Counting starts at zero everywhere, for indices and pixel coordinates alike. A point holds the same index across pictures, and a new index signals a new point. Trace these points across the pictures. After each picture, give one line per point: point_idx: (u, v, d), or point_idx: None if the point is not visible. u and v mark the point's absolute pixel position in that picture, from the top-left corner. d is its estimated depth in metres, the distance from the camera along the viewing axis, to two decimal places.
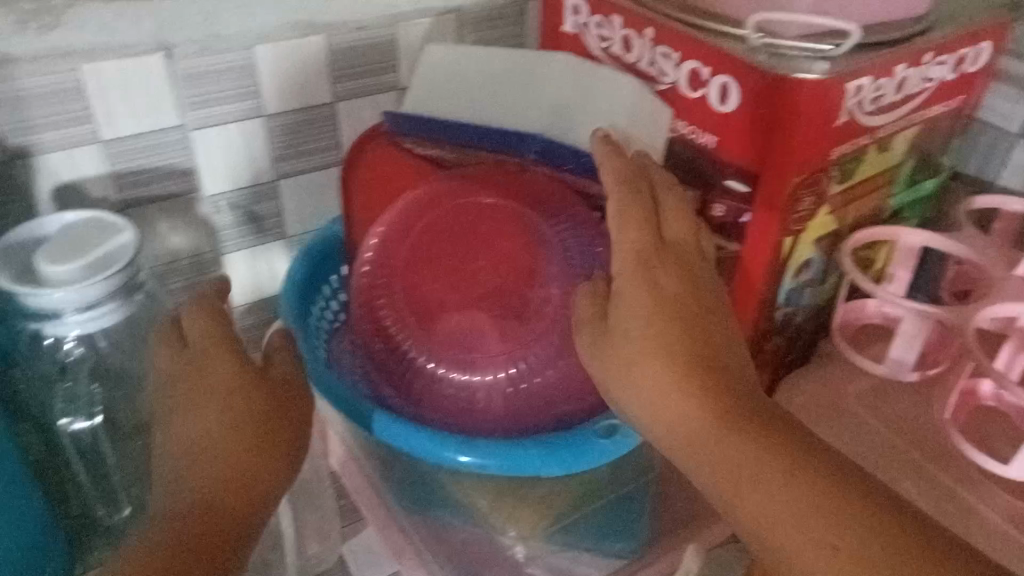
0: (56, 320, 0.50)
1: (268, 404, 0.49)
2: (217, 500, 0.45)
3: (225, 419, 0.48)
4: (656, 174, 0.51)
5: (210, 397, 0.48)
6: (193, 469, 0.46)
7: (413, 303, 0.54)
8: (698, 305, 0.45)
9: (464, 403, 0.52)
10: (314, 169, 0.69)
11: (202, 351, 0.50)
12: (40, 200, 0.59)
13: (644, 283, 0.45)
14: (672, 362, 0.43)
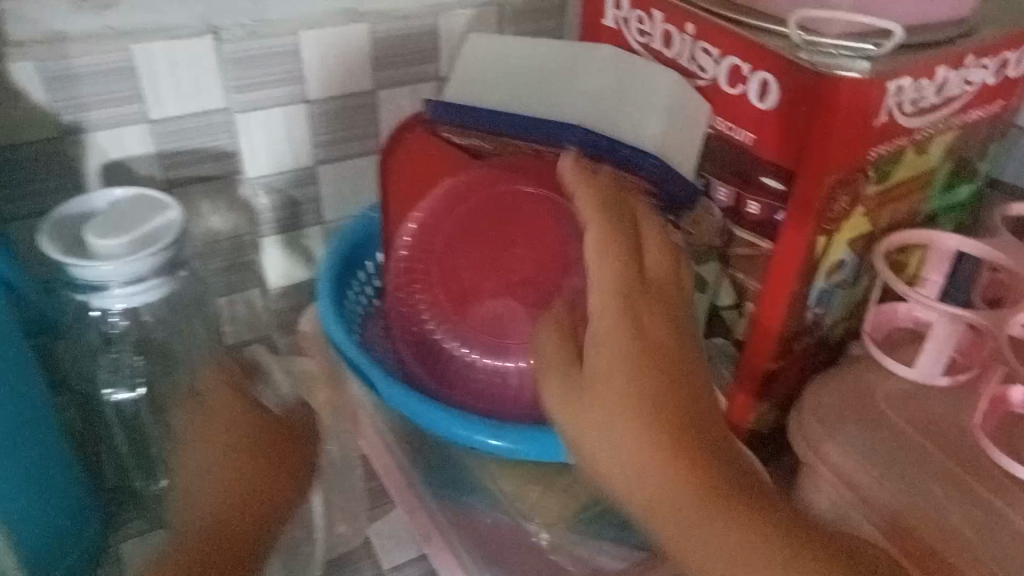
0: (101, 293, 0.52)
1: (261, 453, 0.55)
2: (231, 520, 0.52)
3: (234, 457, 0.54)
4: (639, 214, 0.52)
5: (221, 439, 0.55)
6: (208, 498, 0.53)
7: (449, 289, 0.55)
8: (674, 363, 0.45)
9: (496, 390, 0.53)
10: (353, 156, 0.69)
11: (214, 403, 0.57)
12: (89, 177, 0.60)
13: (626, 341, 0.44)
14: (652, 429, 0.42)
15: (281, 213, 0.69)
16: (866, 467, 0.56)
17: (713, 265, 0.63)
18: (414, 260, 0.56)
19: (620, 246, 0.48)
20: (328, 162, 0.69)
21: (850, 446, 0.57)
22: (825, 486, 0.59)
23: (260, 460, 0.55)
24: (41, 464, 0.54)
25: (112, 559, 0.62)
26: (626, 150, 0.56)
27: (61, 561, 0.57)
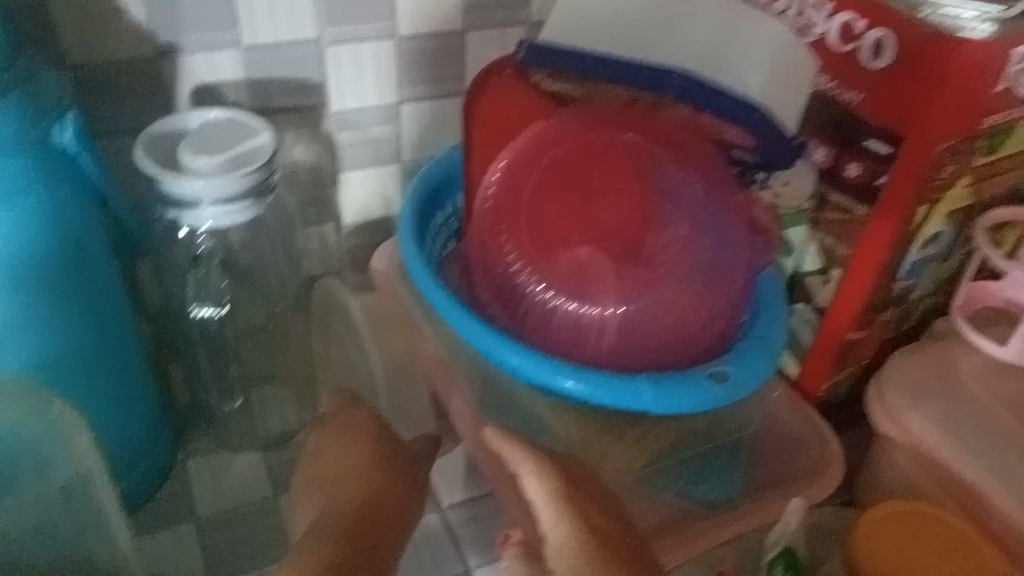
0: (193, 210, 0.53)
1: (394, 468, 0.53)
2: (367, 505, 0.49)
3: (352, 470, 0.51)
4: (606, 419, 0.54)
5: (336, 474, 0.52)
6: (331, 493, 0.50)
7: (536, 230, 0.53)
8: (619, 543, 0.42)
9: (577, 337, 0.52)
10: (438, 97, 0.68)
11: (328, 436, 0.54)
12: (180, 98, 0.60)
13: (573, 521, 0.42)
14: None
15: (363, 150, 0.68)
16: (946, 439, 0.55)
17: (801, 228, 0.62)
18: (500, 203, 0.54)
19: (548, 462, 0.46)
20: (413, 102, 0.67)
21: (932, 417, 0.56)
22: (899, 458, 0.58)
23: (380, 480, 0.51)
24: (127, 373, 0.55)
25: (185, 474, 0.64)
26: (727, 99, 0.55)
27: (137, 467, 0.59)
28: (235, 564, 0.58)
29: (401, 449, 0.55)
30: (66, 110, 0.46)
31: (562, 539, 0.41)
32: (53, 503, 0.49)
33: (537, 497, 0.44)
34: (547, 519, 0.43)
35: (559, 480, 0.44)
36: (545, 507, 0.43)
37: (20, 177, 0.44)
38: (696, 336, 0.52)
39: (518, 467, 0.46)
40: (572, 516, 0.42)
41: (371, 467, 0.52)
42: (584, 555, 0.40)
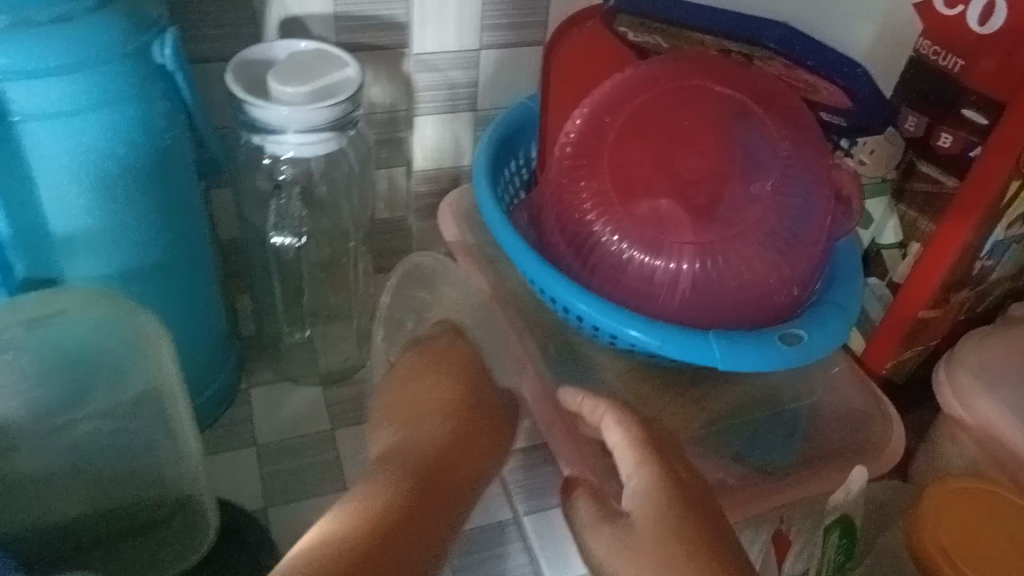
0: (276, 136, 0.53)
1: (479, 416, 0.49)
2: (444, 446, 0.45)
3: (438, 409, 0.48)
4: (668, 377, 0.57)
5: (420, 410, 0.48)
6: (412, 428, 0.47)
7: (617, 178, 0.53)
8: (689, 492, 0.41)
9: (649, 289, 0.52)
10: (519, 44, 0.68)
11: (419, 367, 0.51)
12: (268, 28, 0.60)
13: (650, 467, 0.42)
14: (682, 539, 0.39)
15: (439, 94, 0.68)
16: (1018, 424, 0.53)
17: (883, 199, 0.60)
18: (579, 149, 0.54)
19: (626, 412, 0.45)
20: (493, 48, 0.67)
21: (1006, 400, 0.54)
22: (964, 440, 0.57)
23: (464, 423, 0.48)
24: (188, 292, 0.55)
25: (246, 401, 0.65)
26: (827, 53, 0.59)
27: (202, 388, 0.60)
28: (292, 490, 0.59)
29: (490, 398, 0.51)
30: (165, 28, 0.46)
31: (642, 485, 0.41)
32: (122, 411, 0.50)
33: (620, 447, 0.44)
34: (628, 468, 0.43)
35: (642, 430, 0.44)
36: (627, 455, 0.43)
37: (114, 90, 0.44)
38: (767, 297, 0.51)
39: (602, 418, 0.46)
40: (653, 466, 0.42)
41: (451, 411, 0.48)
42: (664, 501, 0.40)
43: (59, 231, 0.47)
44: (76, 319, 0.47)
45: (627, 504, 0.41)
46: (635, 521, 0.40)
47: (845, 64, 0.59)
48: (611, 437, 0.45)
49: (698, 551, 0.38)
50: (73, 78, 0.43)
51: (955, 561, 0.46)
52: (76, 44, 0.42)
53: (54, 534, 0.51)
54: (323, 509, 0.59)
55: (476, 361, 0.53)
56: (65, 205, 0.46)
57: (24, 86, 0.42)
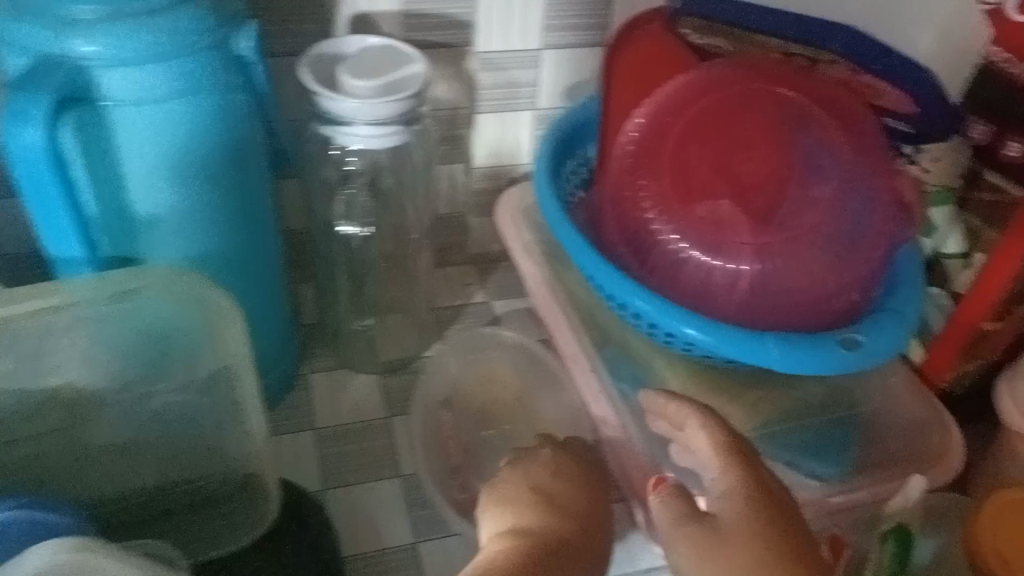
0: (345, 127, 0.55)
1: (590, 525, 0.48)
2: (552, 543, 0.45)
3: (554, 505, 0.48)
4: (722, 381, 0.56)
5: (537, 495, 0.48)
6: (525, 516, 0.47)
7: (678, 177, 0.53)
8: (776, 504, 0.41)
9: (707, 288, 0.52)
10: (581, 45, 0.69)
11: (546, 457, 0.52)
12: (338, 25, 0.62)
13: (736, 472, 0.42)
14: (767, 541, 0.39)
15: (501, 94, 0.69)
16: None
17: (947, 208, 0.59)
18: (642, 149, 0.55)
19: (717, 419, 0.45)
20: (554, 49, 0.68)
21: None
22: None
23: (578, 532, 0.47)
24: (258, 275, 0.57)
25: (303, 386, 0.67)
26: (893, 57, 0.58)
27: (266, 372, 0.63)
28: (349, 474, 0.62)
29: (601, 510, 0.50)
30: (246, 20, 0.48)
31: (728, 487, 0.42)
32: (196, 387, 0.52)
33: (705, 453, 0.44)
34: (713, 474, 0.43)
35: (727, 434, 0.44)
36: (711, 459, 0.44)
37: (198, 80, 0.46)
38: (826, 303, 0.51)
39: (687, 422, 0.46)
40: (736, 470, 0.42)
41: (567, 512, 0.48)
42: (749, 503, 0.41)
43: (143, 213, 0.49)
44: (162, 296, 0.49)
45: (712, 507, 0.42)
46: (718, 518, 0.41)
47: (914, 70, 0.57)
48: (696, 440, 0.45)
49: (768, 548, 0.39)
50: (159, 67, 0.45)
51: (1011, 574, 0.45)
52: (165, 33, 0.44)
53: (130, 499, 0.53)
54: (380, 492, 0.61)
55: (596, 467, 0.54)
56: (148, 189, 0.48)
57: (115, 73, 0.44)
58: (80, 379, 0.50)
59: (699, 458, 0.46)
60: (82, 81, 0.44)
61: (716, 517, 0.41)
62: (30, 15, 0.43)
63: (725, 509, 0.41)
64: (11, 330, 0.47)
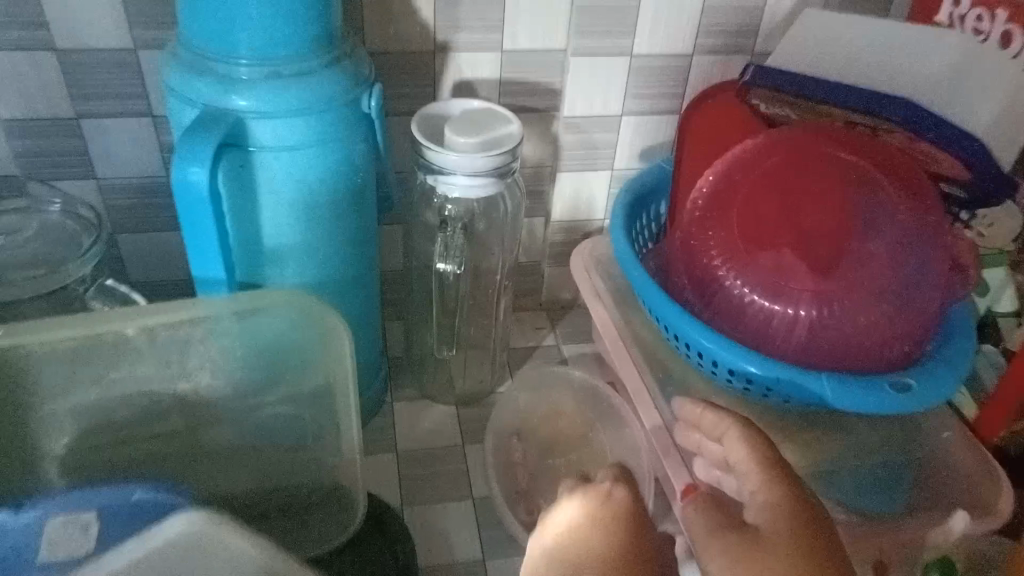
0: (444, 177, 0.62)
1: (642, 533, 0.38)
2: None
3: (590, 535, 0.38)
4: (777, 422, 0.61)
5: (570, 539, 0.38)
6: None
7: (744, 229, 0.58)
8: (811, 516, 0.41)
9: (766, 330, 0.57)
10: (658, 113, 0.76)
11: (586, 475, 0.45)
12: (444, 89, 0.70)
13: (774, 486, 0.43)
14: (804, 553, 0.39)
15: (580, 154, 0.76)
16: None
17: (1000, 269, 0.63)
18: (710, 202, 0.61)
19: (756, 439, 0.47)
20: (633, 115, 0.75)
21: None
22: None
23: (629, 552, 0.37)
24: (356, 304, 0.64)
25: (386, 411, 0.74)
26: (948, 128, 0.61)
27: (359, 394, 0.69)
28: (427, 491, 0.67)
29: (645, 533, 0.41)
30: (373, 83, 0.57)
31: (770, 499, 0.42)
32: (304, 398, 0.59)
33: (741, 465, 0.46)
34: (753, 485, 0.44)
35: (768, 451, 0.46)
36: (753, 473, 0.45)
37: (329, 131, 0.55)
38: (879, 348, 0.55)
39: (731, 441, 0.48)
40: (780, 485, 0.43)
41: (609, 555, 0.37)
42: (793, 515, 0.41)
43: (272, 242, 0.57)
44: (274, 317, 0.55)
45: (750, 518, 0.42)
46: (761, 534, 0.40)
47: (966, 138, 0.60)
48: (738, 454, 0.47)
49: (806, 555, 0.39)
50: (301, 120, 0.53)
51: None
52: (309, 92, 0.53)
53: (236, 499, 0.60)
54: (451, 512, 0.66)
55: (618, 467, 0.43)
56: (279, 223, 0.56)
57: (265, 123, 0.53)
58: (204, 386, 0.57)
59: (738, 471, 0.47)
60: (239, 128, 0.52)
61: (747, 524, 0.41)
62: (202, 74, 0.52)
63: (766, 521, 0.41)
64: (153, 338, 0.53)
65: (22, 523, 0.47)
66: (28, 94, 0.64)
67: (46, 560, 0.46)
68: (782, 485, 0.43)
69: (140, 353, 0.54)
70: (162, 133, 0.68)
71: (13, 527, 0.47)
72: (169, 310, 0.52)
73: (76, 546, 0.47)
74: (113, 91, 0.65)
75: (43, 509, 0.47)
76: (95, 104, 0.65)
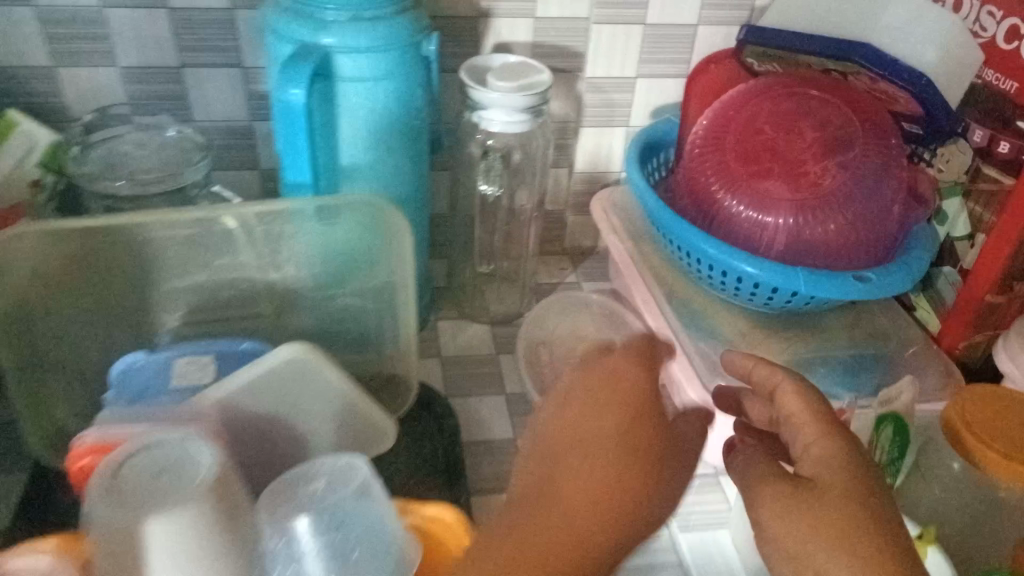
0: (487, 112, 0.75)
1: (643, 446, 0.47)
2: (574, 499, 0.45)
3: (600, 416, 0.47)
4: (762, 325, 0.73)
5: (591, 407, 0.48)
6: (564, 452, 0.46)
7: (736, 155, 0.70)
8: (860, 485, 0.44)
9: (753, 236, 0.68)
10: (668, 76, 0.88)
11: (614, 363, 0.50)
12: (484, 50, 0.83)
13: (828, 440, 0.46)
14: (846, 518, 0.43)
15: (600, 111, 0.88)
16: None
17: (956, 199, 0.74)
18: (709, 134, 0.72)
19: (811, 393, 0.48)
20: (646, 77, 0.87)
21: None
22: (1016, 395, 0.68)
23: (630, 427, 0.47)
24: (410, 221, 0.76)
25: (431, 326, 0.86)
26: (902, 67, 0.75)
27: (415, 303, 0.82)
28: (468, 387, 0.78)
29: (657, 431, 0.48)
30: (431, 31, 0.69)
31: (822, 454, 0.46)
32: (367, 294, 0.70)
33: (793, 413, 0.48)
34: (807, 434, 0.47)
35: (824, 405, 0.48)
36: (807, 423, 0.47)
37: (397, 67, 0.67)
38: (845, 252, 0.67)
39: (778, 383, 0.49)
40: (834, 443, 0.46)
41: (620, 447, 0.46)
42: (847, 466, 0.45)
43: (346, 159, 0.70)
44: (352, 219, 0.67)
45: (805, 471, 0.46)
46: (812, 484, 0.45)
47: (918, 75, 0.74)
48: (781, 400, 0.49)
49: (851, 507, 0.43)
50: (377, 56, 0.65)
51: (992, 447, 0.55)
52: (382, 34, 0.65)
53: None
54: (488, 404, 0.77)
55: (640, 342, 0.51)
56: (354, 143, 0.69)
57: (347, 57, 0.65)
58: (289, 278, 0.69)
59: (790, 428, 0.48)
60: (326, 61, 0.65)
61: (800, 482, 0.46)
62: (299, 17, 0.65)
63: (819, 473, 0.45)
64: (248, 232, 0.66)
65: (156, 361, 0.59)
66: (143, 45, 0.76)
67: (175, 386, 0.57)
68: (840, 453, 0.45)
69: (238, 244, 0.66)
70: (251, 83, 0.80)
71: (150, 363, 0.59)
72: (264, 203, 0.65)
73: (200, 376, 0.58)
74: (213, 44, 0.77)
75: (173, 352, 0.59)
76: (197, 56, 0.77)
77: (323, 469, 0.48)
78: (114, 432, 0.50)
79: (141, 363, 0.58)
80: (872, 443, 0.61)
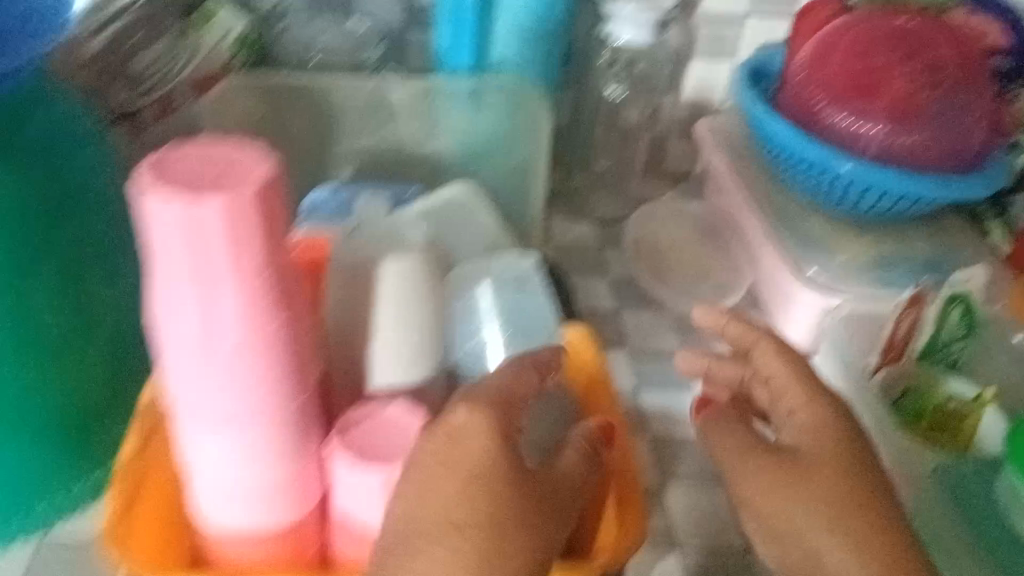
0: (616, 25, 0.85)
1: (511, 519, 0.43)
2: None
3: (450, 495, 0.43)
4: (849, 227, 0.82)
5: (446, 479, 0.44)
6: (418, 531, 0.43)
7: (840, 70, 0.79)
8: (855, 456, 0.51)
9: (848, 141, 0.78)
10: (776, 16, 0.96)
11: (460, 423, 0.45)
12: None
13: (813, 410, 0.52)
14: (843, 483, 0.49)
15: (711, 44, 0.98)
16: None
17: None
18: (816, 52, 0.81)
19: (797, 370, 0.54)
20: (756, 15, 0.96)
21: None
22: None
23: (484, 503, 0.43)
24: None
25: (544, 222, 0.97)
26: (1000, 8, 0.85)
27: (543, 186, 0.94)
28: (576, 272, 0.90)
29: (527, 488, 0.45)
30: None
31: (809, 421, 0.52)
32: (503, 172, 0.81)
33: (781, 378, 0.54)
34: (795, 403, 0.53)
35: (804, 368, 0.54)
36: (794, 390, 0.53)
37: None
38: (930, 161, 0.76)
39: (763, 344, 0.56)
40: (819, 407, 0.52)
41: (471, 529, 0.43)
42: (833, 436, 0.51)
43: (499, 52, 0.81)
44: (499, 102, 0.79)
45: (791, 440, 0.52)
46: (797, 452, 0.51)
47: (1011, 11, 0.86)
48: (769, 369, 0.55)
49: (836, 478, 0.49)
50: None
51: None
52: None
53: None
54: (593, 285, 0.89)
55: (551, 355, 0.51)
56: (507, 40, 0.80)
57: None
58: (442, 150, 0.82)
59: (773, 392, 0.54)
60: None
61: (788, 455, 0.51)
62: None
63: (803, 443, 0.51)
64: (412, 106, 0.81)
65: (344, 197, 0.71)
66: None
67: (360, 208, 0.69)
68: (823, 425, 0.52)
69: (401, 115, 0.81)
70: None
71: (339, 199, 0.71)
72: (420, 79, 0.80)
73: (379, 204, 0.69)
74: None
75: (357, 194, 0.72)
76: None
77: (500, 266, 0.57)
78: (319, 233, 0.64)
79: (331, 199, 0.71)
80: (946, 310, 0.68)
